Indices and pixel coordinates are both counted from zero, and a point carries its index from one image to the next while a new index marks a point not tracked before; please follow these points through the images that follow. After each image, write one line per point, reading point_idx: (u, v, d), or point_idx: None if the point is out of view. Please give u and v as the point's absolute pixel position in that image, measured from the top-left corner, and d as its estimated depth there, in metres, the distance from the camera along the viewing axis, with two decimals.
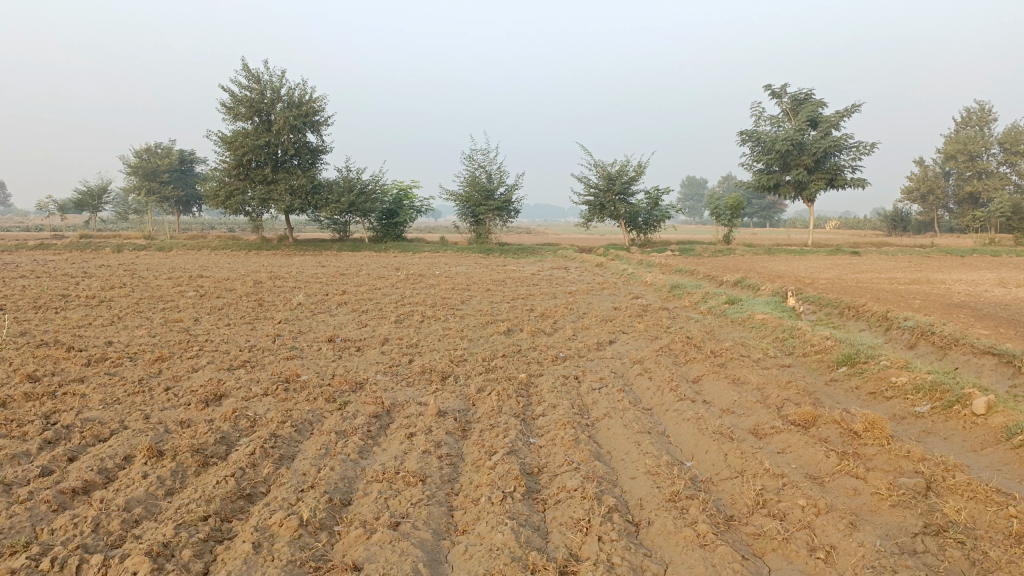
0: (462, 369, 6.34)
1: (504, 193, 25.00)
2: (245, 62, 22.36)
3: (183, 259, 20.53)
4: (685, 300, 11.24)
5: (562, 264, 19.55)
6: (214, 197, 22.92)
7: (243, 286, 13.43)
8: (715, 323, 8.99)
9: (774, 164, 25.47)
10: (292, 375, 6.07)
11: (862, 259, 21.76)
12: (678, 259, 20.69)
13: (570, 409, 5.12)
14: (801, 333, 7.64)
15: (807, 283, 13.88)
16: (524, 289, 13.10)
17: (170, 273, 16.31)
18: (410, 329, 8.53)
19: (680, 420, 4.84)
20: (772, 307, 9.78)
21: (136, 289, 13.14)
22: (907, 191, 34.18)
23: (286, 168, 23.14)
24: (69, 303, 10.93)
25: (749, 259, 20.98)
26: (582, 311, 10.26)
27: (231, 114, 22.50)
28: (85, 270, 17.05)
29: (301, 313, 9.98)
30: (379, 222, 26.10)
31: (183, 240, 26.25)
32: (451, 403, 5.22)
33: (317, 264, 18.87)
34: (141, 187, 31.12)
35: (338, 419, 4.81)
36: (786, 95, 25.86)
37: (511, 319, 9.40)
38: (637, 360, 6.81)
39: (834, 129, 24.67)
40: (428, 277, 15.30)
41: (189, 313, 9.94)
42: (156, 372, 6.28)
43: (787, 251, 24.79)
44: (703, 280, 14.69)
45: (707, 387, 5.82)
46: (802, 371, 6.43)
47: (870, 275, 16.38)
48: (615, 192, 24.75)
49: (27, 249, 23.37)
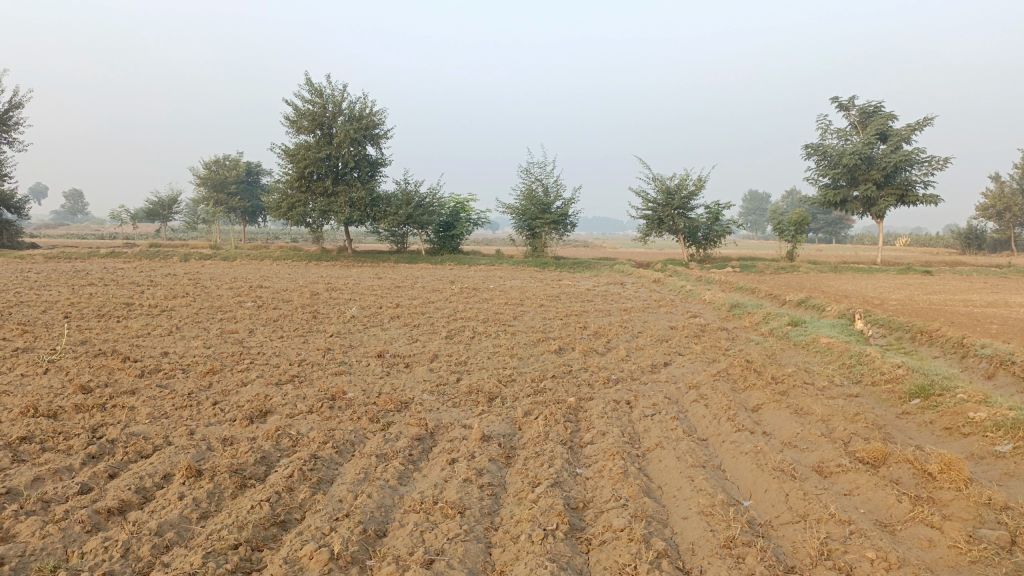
0: (511, 390, 6.17)
1: (561, 206, 24.85)
2: (309, 77, 22.80)
3: (245, 268, 20.96)
4: (745, 321, 10.87)
5: (618, 279, 19.24)
6: (276, 208, 23.36)
7: (300, 297, 13.57)
8: (777, 345, 8.61)
9: (841, 178, 24.68)
10: (339, 392, 6.00)
11: (935, 279, 20.86)
12: (739, 276, 20.14)
13: (620, 437, 4.90)
14: (870, 361, 7.23)
15: (874, 304, 13.29)
16: (578, 305, 12.89)
17: (230, 283, 16.66)
18: (460, 345, 8.42)
19: (737, 453, 4.58)
20: (838, 330, 9.34)
21: (196, 299, 13.42)
22: (983, 207, 32.75)
23: (346, 181, 23.43)
24: (131, 312, 11.17)
25: (813, 277, 20.30)
26: (637, 330, 10.00)
27: (294, 127, 22.94)
28: (151, 278, 17.55)
29: (352, 326, 9.98)
30: (436, 234, 26.23)
31: (246, 250, 26.86)
32: (497, 427, 5.05)
33: (374, 276, 19.05)
34: (209, 198, 32.03)
35: (380, 440, 4.69)
36: (854, 108, 25.06)
37: (563, 337, 9.22)
38: (692, 384, 6.53)
39: (905, 143, 23.77)
40: (482, 290, 15.21)
41: (244, 324, 10.06)
42: (205, 385, 6.29)
43: (853, 269, 23.96)
44: (765, 299, 14.24)
45: (767, 417, 5.52)
46: (871, 402, 6.05)
47: (943, 297, 15.65)
48: (674, 206, 24.34)
49: (99, 257, 24.20)
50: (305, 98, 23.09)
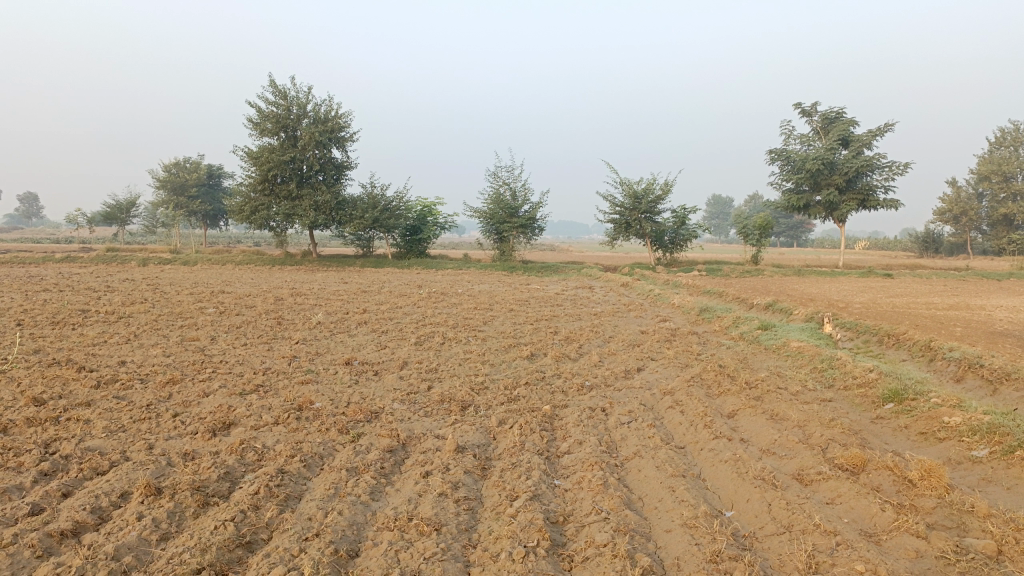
0: (484, 398, 6.03)
1: (529, 210, 24.78)
2: (273, 78, 22.41)
3: (207, 273, 20.51)
4: (715, 325, 10.86)
5: (586, 283, 19.19)
6: (239, 212, 22.92)
7: (263, 303, 13.26)
8: (748, 350, 8.59)
9: (804, 183, 25.00)
10: (306, 402, 5.80)
11: (896, 282, 21.19)
12: (705, 280, 20.25)
13: (597, 446, 4.80)
14: (842, 365, 7.22)
15: (840, 308, 13.40)
16: (548, 310, 12.79)
17: (191, 288, 16.25)
18: (430, 352, 8.25)
19: (717, 462, 4.50)
20: (808, 334, 9.36)
21: (156, 305, 13.04)
22: (940, 212, 33.44)
23: (310, 184, 23.07)
24: (87, 319, 10.80)
25: (778, 281, 20.49)
26: (608, 335, 9.92)
27: (257, 129, 22.53)
28: (108, 284, 17.04)
29: (319, 332, 9.75)
30: (403, 238, 25.99)
31: (207, 254, 26.30)
32: (471, 437, 4.91)
33: (340, 280, 18.74)
34: (169, 201, 31.36)
35: (350, 453, 4.52)
36: (817, 113, 25.43)
37: (534, 342, 9.10)
38: (667, 390, 6.45)
39: (866, 148, 24.15)
40: (450, 295, 15.05)
41: (206, 331, 9.77)
42: (165, 396, 6.04)
43: (817, 272, 24.25)
44: (733, 302, 14.29)
45: (744, 423, 5.46)
46: (845, 407, 6.03)
47: (906, 300, 15.87)
48: (641, 210, 24.41)
49: (53, 261, 23.50)
50: (268, 99, 22.70)
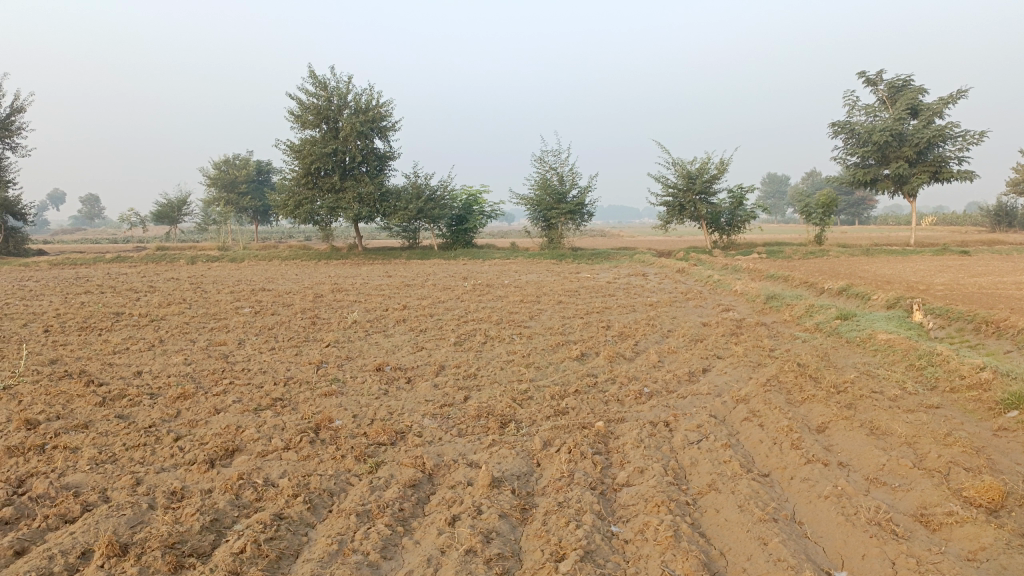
0: (526, 411, 5.23)
1: (577, 195, 23.82)
2: (312, 69, 21.93)
3: (252, 270, 20.23)
4: (785, 314, 9.84)
5: (640, 270, 18.28)
6: (283, 207, 22.54)
7: (302, 301, 12.70)
8: (828, 344, 7.61)
9: (870, 156, 23.47)
10: (324, 420, 5.09)
11: (976, 260, 19.64)
12: (766, 263, 19.16)
13: (663, 475, 3.96)
14: (944, 362, 6.21)
15: (920, 290, 12.17)
16: (600, 301, 11.93)
17: (232, 286, 15.91)
18: (469, 354, 7.50)
19: (813, 498, 3.63)
20: (895, 323, 8.28)
21: (192, 305, 12.58)
22: (1014, 183, 31.31)
23: (353, 176, 22.56)
24: (118, 323, 10.33)
25: (845, 262, 19.16)
26: (666, 329, 9.01)
27: (299, 122, 22.08)
28: (151, 284, 16.85)
29: (353, 333, 9.08)
30: (449, 229, 25.34)
31: (255, 250, 26.12)
32: (510, 465, 4.12)
33: (384, 274, 18.22)
34: (220, 198, 31.39)
35: (365, 490, 3.77)
36: (882, 83, 23.84)
37: (585, 339, 8.26)
38: (740, 398, 5.54)
39: (938, 117, 22.48)
40: (496, 287, 14.28)
41: (235, 334, 9.16)
42: (171, 414, 5.40)
43: (888, 251, 22.76)
44: (801, 287, 13.18)
45: (839, 440, 4.55)
46: (957, 415, 5.06)
47: (990, 279, 14.54)
48: (695, 192, 23.24)
49: (104, 262, 23.57)
50: (308, 91, 22.26)
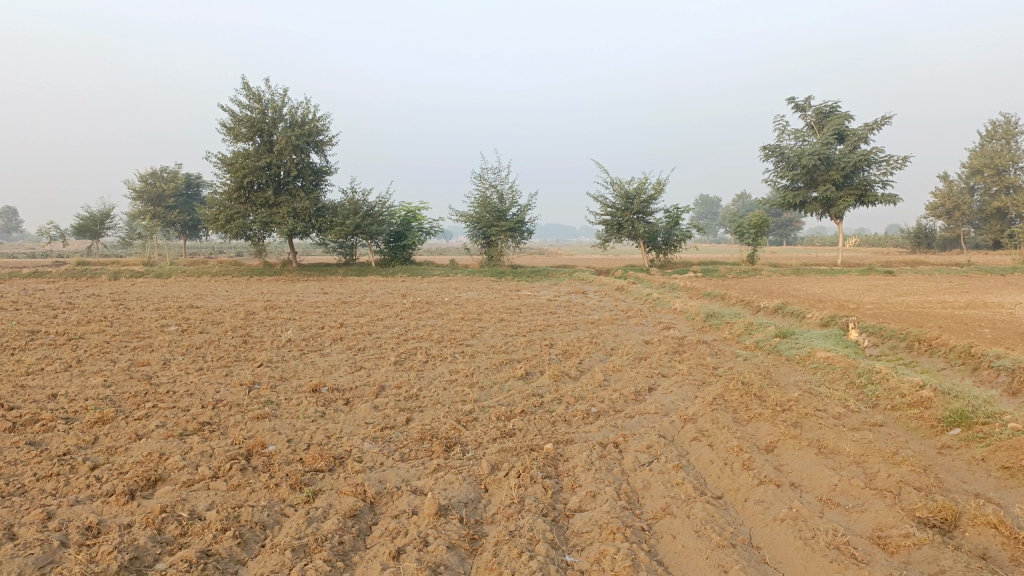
0: (471, 434, 5.04)
1: (517, 213, 23.80)
2: (245, 81, 21.39)
3: (180, 286, 19.46)
4: (725, 332, 9.92)
5: (579, 288, 18.32)
6: (214, 221, 21.81)
7: (233, 318, 12.21)
8: (769, 362, 7.66)
9: (800, 179, 24.18)
10: (256, 445, 4.80)
11: (900, 279, 20.37)
12: (702, 281, 19.48)
13: (616, 500, 3.82)
14: (884, 380, 6.30)
15: (852, 309, 12.49)
16: (542, 319, 11.84)
17: (159, 303, 15.24)
18: (410, 373, 7.26)
19: (769, 521, 3.55)
20: (833, 341, 8.41)
21: (114, 323, 11.95)
22: (932, 206, 32.79)
23: (288, 190, 22.02)
24: (31, 342, 9.69)
25: (778, 281, 19.62)
26: (609, 347, 8.95)
27: (231, 134, 21.46)
28: (70, 300, 16.00)
29: (288, 352, 8.73)
30: (387, 245, 24.98)
31: (182, 266, 25.18)
32: (456, 492, 3.92)
33: (320, 291, 17.76)
34: (146, 212, 30.25)
35: (302, 521, 3.52)
36: (810, 108, 24.66)
37: (529, 358, 8.12)
38: (688, 418, 5.47)
39: (863, 142, 23.34)
40: (436, 304, 14.05)
41: (161, 353, 8.69)
42: (88, 441, 5.01)
43: (817, 271, 23.43)
44: (738, 305, 13.37)
45: (788, 460, 4.51)
46: (900, 433, 5.10)
47: (915, 298, 15.06)
48: (633, 211, 23.50)
49: (20, 277, 22.36)
50: (241, 103, 21.69)
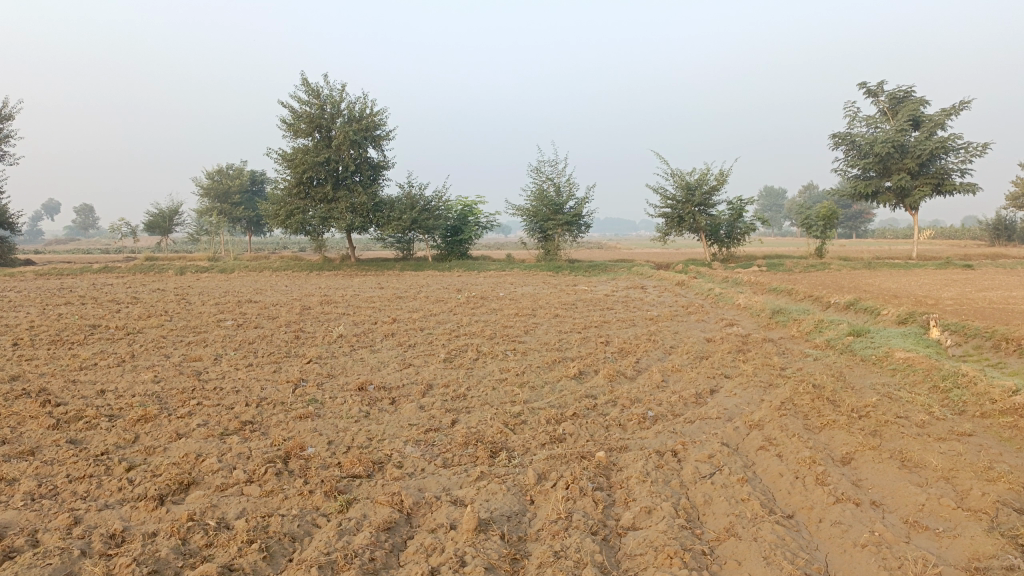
0: (519, 438, 4.74)
1: (575, 206, 23.39)
2: (305, 77, 21.54)
3: (241, 281, 19.71)
4: (792, 330, 9.38)
5: (638, 283, 17.85)
6: (275, 217, 22.04)
7: (288, 313, 12.20)
8: (842, 363, 7.14)
9: (871, 168, 23.10)
10: (295, 447, 4.60)
11: (981, 273, 19.23)
12: (767, 276, 18.77)
13: (674, 517, 3.47)
14: (972, 385, 5.74)
15: (928, 305, 11.76)
16: (598, 315, 11.45)
17: (219, 297, 15.39)
18: (459, 371, 7.01)
19: (848, 546, 3.16)
20: (912, 341, 7.80)
21: (173, 318, 12.06)
22: (1013, 196, 31.09)
23: (347, 185, 22.11)
24: (91, 337, 9.79)
25: (848, 275, 18.74)
26: (669, 345, 8.53)
27: (291, 130, 21.64)
28: (134, 295, 16.32)
29: (338, 348, 8.58)
30: (444, 240, 24.90)
31: (245, 261, 25.57)
32: (499, 504, 3.63)
33: (376, 286, 17.74)
34: (213, 208, 30.92)
35: (332, 535, 3.28)
36: (883, 94, 23.53)
37: (583, 356, 7.79)
38: (754, 424, 5.06)
39: (940, 129, 22.13)
40: (490, 299, 13.80)
41: (213, 349, 8.64)
42: (128, 440, 4.90)
43: (890, 265, 22.35)
44: (806, 301, 12.72)
45: (868, 475, 4.07)
46: (993, 444, 4.59)
47: (998, 293, 14.14)
48: (694, 203, 22.81)
49: (91, 272, 23.03)
50: (301, 99, 21.84)
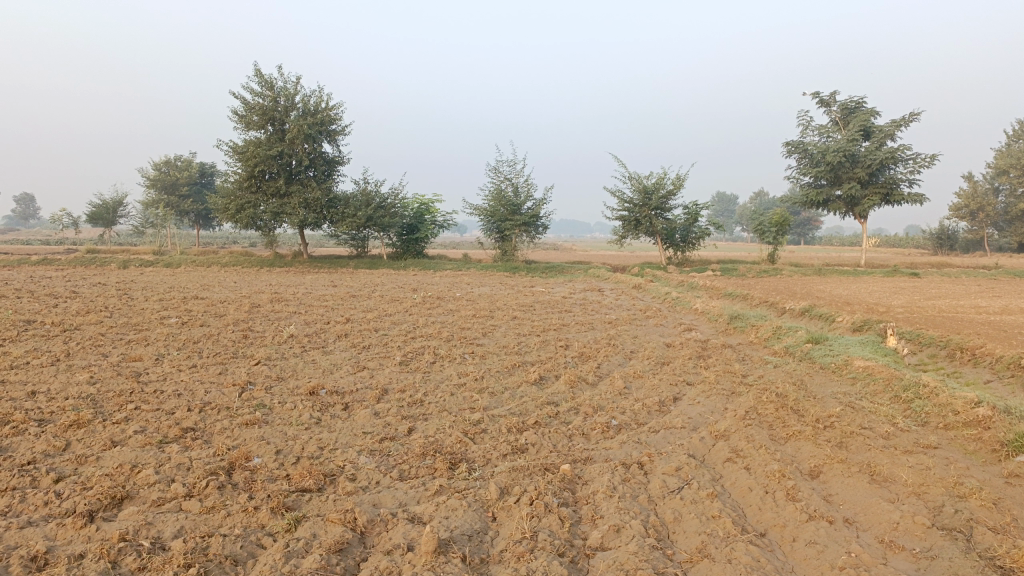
0: (479, 449, 4.53)
1: (532, 207, 23.25)
2: (258, 68, 20.97)
3: (188, 276, 19.06)
4: (751, 336, 9.35)
5: (595, 286, 17.78)
6: (224, 211, 21.39)
7: (236, 311, 11.77)
8: (803, 371, 7.09)
9: (823, 176, 23.48)
10: (240, 458, 4.31)
11: (928, 282, 19.66)
12: (722, 280, 18.90)
13: (644, 537, 3.31)
14: (933, 395, 5.72)
15: (880, 313, 11.88)
16: (557, 318, 11.29)
17: (163, 293, 14.80)
18: (416, 376, 6.77)
19: (825, 569, 3.03)
20: (870, 349, 7.80)
21: (113, 314, 11.52)
22: (956, 207, 31.98)
23: (300, 180, 21.58)
24: (24, 333, 9.25)
25: (801, 282, 18.96)
26: (629, 350, 8.41)
27: (243, 122, 21.05)
28: (74, 289, 15.61)
29: (289, 349, 8.25)
30: (399, 238, 24.53)
31: (193, 256, 24.81)
32: (460, 522, 3.42)
33: (329, 284, 17.30)
34: (159, 200, 30.00)
35: (279, 557, 3.03)
36: (835, 103, 23.94)
37: (543, 360, 7.61)
38: (720, 435, 4.94)
39: (889, 139, 22.59)
40: (446, 300, 13.54)
41: (155, 348, 8.22)
42: (58, 447, 4.54)
43: (840, 272, 22.73)
44: (762, 307, 12.76)
45: (838, 490, 3.97)
46: (958, 458, 4.54)
47: (945, 302, 14.43)
48: (651, 207, 22.88)
49: (28, 264, 22.07)
50: (254, 91, 21.26)
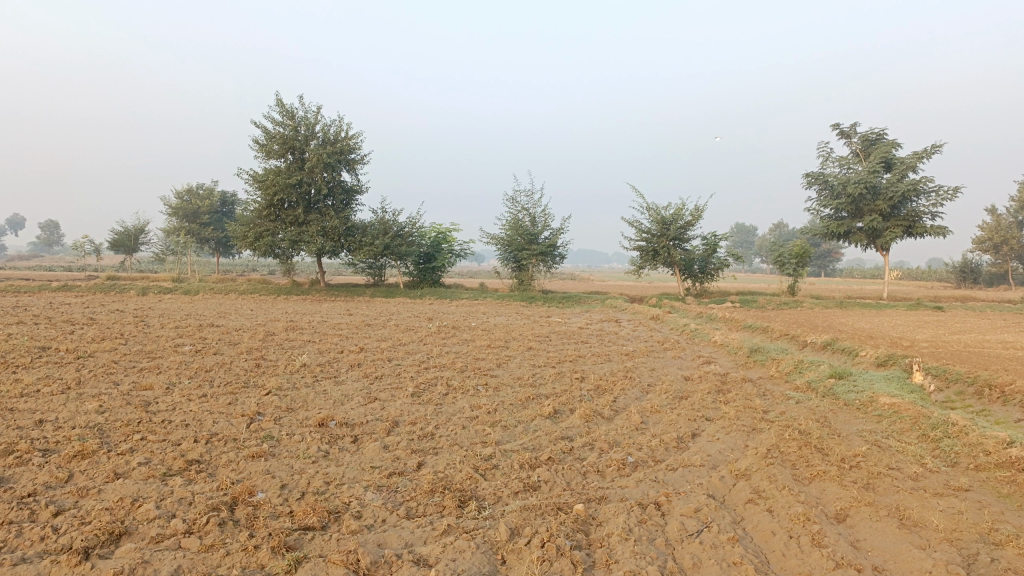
0: (490, 486, 4.38)
1: (549, 237, 23.19)
2: (279, 98, 21.23)
3: (205, 304, 19.11)
4: (772, 370, 9.13)
5: (612, 316, 17.62)
6: (243, 239, 21.52)
7: (250, 340, 11.71)
8: (826, 407, 6.88)
9: (844, 208, 23.25)
10: (244, 492, 4.18)
11: (953, 316, 19.28)
12: (741, 312, 18.65)
13: None
14: (963, 435, 5.49)
15: (905, 347, 11.61)
16: (573, 349, 11.13)
17: (180, 321, 14.83)
18: (427, 407, 6.63)
19: None
20: (895, 385, 7.57)
21: (128, 341, 11.50)
22: (979, 240, 31.54)
23: (319, 209, 21.71)
24: (37, 360, 9.23)
25: (822, 314, 18.67)
26: (647, 383, 8.22)
27: (263, 151, 21.26)
28: (91, 315, 15.68)
29: (300, 378, 8.15)
30: (416, 266, 24.54)
31: (211, 283, 24.93)
32: (467, 565, 3.27)
33: (345, 312, 17.26)
34: (180, 228, 30.33)
35: None
36: (855, 135, 23.79)
37: (558, 393, 7.45)
38: (741, 474, 4.75)
39: (911, 171, 22.37)
40: (461, 330, 13.42)
41: (166, 377, 8.15)
42: (60, 479, 4.45)
43: (862, 304, 22.40)
44: (782, 340, 12.53)
45: (866, 535, 3.77)
46: (992, 501, 4.33)
47: (971, 336, 14.11)
48: (669, 237, 22.74)
49: (49, 290, 22.26)
50: (275, 120, 21.51)
